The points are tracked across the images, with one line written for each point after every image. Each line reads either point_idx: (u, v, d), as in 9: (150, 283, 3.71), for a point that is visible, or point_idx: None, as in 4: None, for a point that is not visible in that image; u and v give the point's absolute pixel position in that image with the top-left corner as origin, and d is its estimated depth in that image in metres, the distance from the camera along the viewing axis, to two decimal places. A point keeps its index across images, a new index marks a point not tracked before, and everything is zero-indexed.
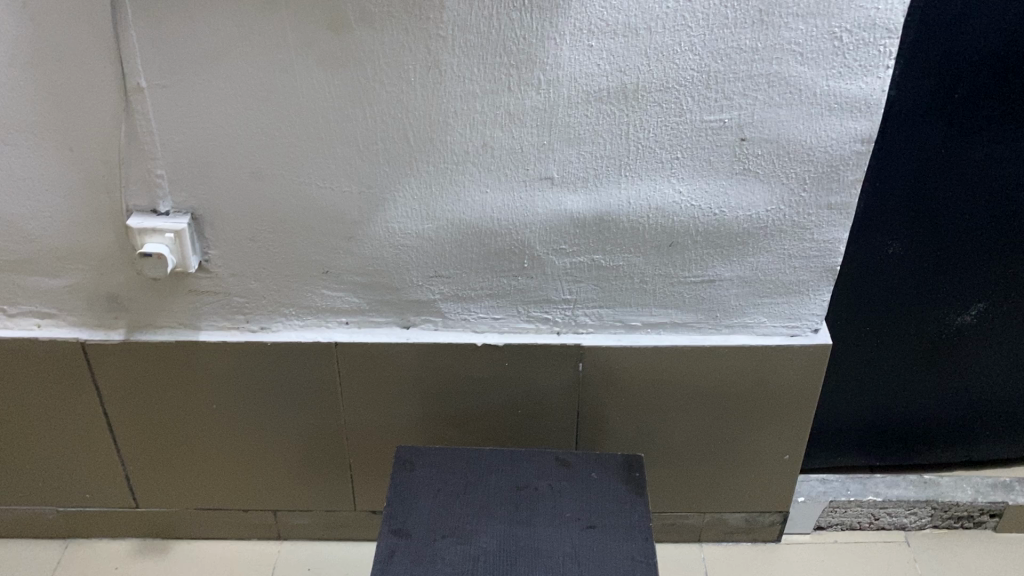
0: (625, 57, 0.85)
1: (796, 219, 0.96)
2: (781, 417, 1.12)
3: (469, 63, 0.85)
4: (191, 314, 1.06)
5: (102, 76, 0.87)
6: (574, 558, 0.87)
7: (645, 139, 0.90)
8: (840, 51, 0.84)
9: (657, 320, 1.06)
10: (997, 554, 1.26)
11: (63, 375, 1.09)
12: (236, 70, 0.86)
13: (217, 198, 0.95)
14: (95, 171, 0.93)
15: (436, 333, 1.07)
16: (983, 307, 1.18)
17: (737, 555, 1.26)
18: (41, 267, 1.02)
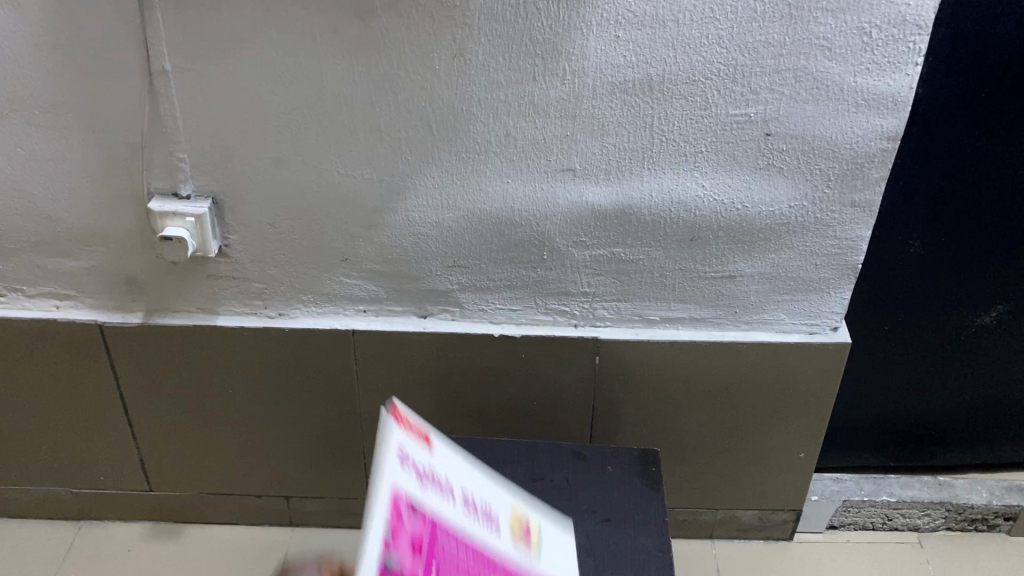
0: (651, 49, 0.84)
1: (819, 216, 0.95)
2: (797, 415, 1.12)
3: (494, 52, 0.85)
4: (210, 299, 1.06)
5: (126, 58, 0.87)
6: (589, 551, 0.87)
7: (669, 133, 0.90)
8: (868, 46, 0.83)
9: (675, 315, 1.05)
10: (1010, 558, 1.26)
11: (81, 357, 1.10)
12: (261, 55, 0.86)
13: (238, 182, 0.95)
14: (117, 154, 0.93)
15: (453, 323, 1.07)
16: (1003, 309, 1.18)
17: (749, 553, 1.26)
18: (61, 249, 1.02)
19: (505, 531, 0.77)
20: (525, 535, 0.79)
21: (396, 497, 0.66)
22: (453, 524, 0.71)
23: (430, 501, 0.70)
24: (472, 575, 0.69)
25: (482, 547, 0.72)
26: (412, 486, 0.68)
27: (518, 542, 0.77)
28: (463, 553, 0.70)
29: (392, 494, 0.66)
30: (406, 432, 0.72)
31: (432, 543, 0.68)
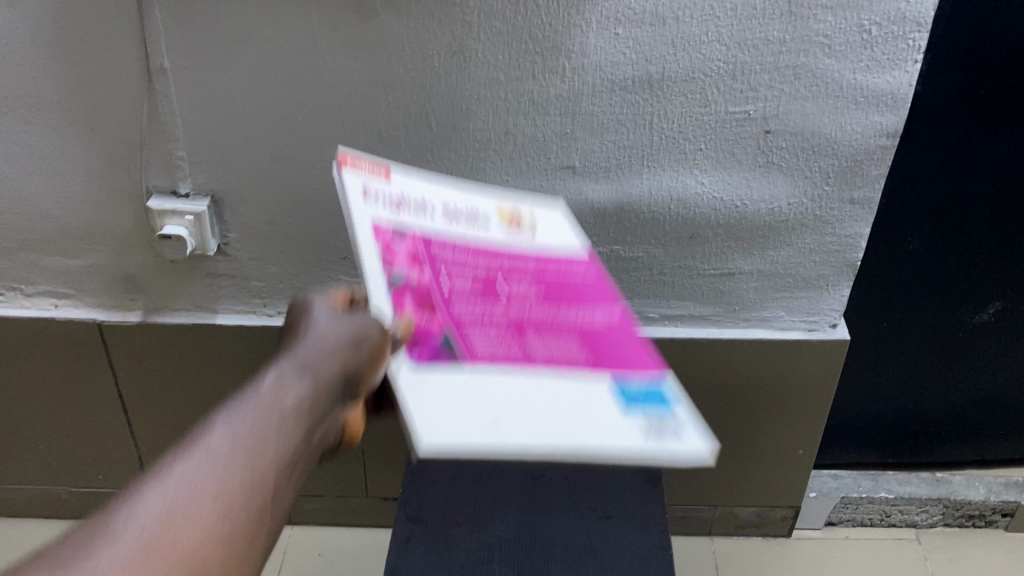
0: (651, 47, 0.84)
1: (818, 213, 0.95)
2: (796, 411, 1.12)
3: (494, 49, 0.85)
4: (208, 297, 1.05)
5: (126, 55, 0.86)
6: (589, 548, 0.87)
7: (669, 130, 0.90)
8: (868, 44, 0.83)
9: (675, 312, 1.05)
10: (1008, 554, 1.26)
11: (79, 355, 1.09)
12: (260, 52, 0.86)
13: (238, 180, 0.95)
14: (115, 152, 0.93)
15: None
16: (1001, 306, 1.18)
17: (747, 550, 1.26)
18: (59, 247, 1.01)
19: (496, 219, 0.80)
20: (516, 217, 0.82)
21: (379, 223, 0.67)
22: (442, 238, 0.73)
23: (409, 219, 0.71)
24: (478, 267, 0.75)
25: (477, 243, 0.76)
26: (388, 211, 0.70)
27: (511, 225, 0.80)
28: (461, 254, 0.74)
29: (373, 221, 0.67)
30: (360, 172, 0.71)
31: (427, 253, 0.71)
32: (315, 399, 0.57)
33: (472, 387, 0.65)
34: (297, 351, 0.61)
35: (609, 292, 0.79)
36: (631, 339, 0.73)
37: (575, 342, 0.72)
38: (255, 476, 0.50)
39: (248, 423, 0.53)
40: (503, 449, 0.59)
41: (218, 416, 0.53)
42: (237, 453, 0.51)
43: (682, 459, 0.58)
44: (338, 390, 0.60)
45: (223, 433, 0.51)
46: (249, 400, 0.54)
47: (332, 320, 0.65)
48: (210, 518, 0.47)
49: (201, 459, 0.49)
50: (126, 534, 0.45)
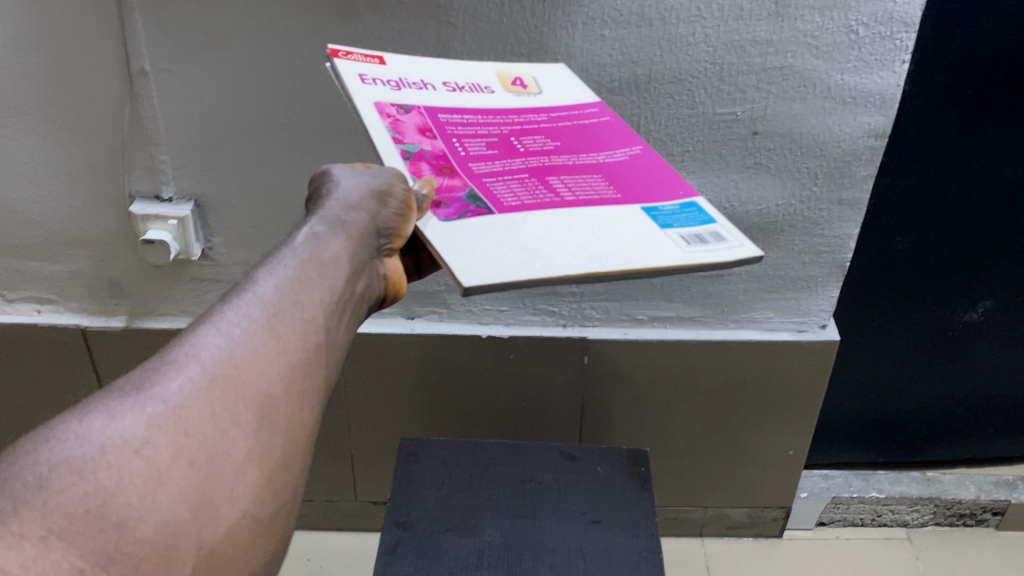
0: (638, 48, 0.83)
1: (807, 214, 0.95)
2: (786, 412, 1.12)
3: (480, 51, 0.84)
4: (193, 302, 1.04)
5: (106, 59, 0.85)
6: (579, 553, 0.86)
7: (657, 132, 0.89)
8: (856, 44, 0.83)
9: (664, 314, 1.05)
10: (999, 553, 1.26)
11: (63, 360, 1.08)
12: (243, 55, 0.85)
13: (221, 184, 0.94)
14: (97, 156, 0.92)
15: (440, 324, 1.06)
16: (991, 305, 1.18)
17: (738, 550, 1.26)
18: (41, 253, 1.00)
19: (496, 86, 0.69)
20: (518, 82, 0.70)
21: (380, 104, 0.60)
22: (450, 108, 0.64)
23: (413, 97, 0.63)
24: (489, 128, 0.63)
25: (482, 108, 0.65)
26: (390, 93, 0.62)
27: (513, 90, 0.69)
28: (468, 117, 0.64)
29: (374, 103, 0.59)
30: (353, 61, 0.64)
31: (437, 122, 0.61)
32: (353, 250, 0.54)
33: (506, 223, 0.53)
34: (330, 203, 0.57)
35: (628, 135, 0.66)
36: (662, 175, 0.61)
37: (602, 179, 0.60)
38: (308, 323, 0.47)
39: (292, 272, 0.49)
40: (549, 272, 0.49)
41: (260, 268, 0.49)
42: (287, 301, 0.47)
43: (733, 260, 0.52)
44: (377, 241, 0.57)
45: (270, 282, 0.47)
46: (290, 251, 0.50)
47: (363, 172, 0.60)
48: (271, 359, 0.44)
49: (251, 307, 0.45)
50: (188, 375, 0.41)
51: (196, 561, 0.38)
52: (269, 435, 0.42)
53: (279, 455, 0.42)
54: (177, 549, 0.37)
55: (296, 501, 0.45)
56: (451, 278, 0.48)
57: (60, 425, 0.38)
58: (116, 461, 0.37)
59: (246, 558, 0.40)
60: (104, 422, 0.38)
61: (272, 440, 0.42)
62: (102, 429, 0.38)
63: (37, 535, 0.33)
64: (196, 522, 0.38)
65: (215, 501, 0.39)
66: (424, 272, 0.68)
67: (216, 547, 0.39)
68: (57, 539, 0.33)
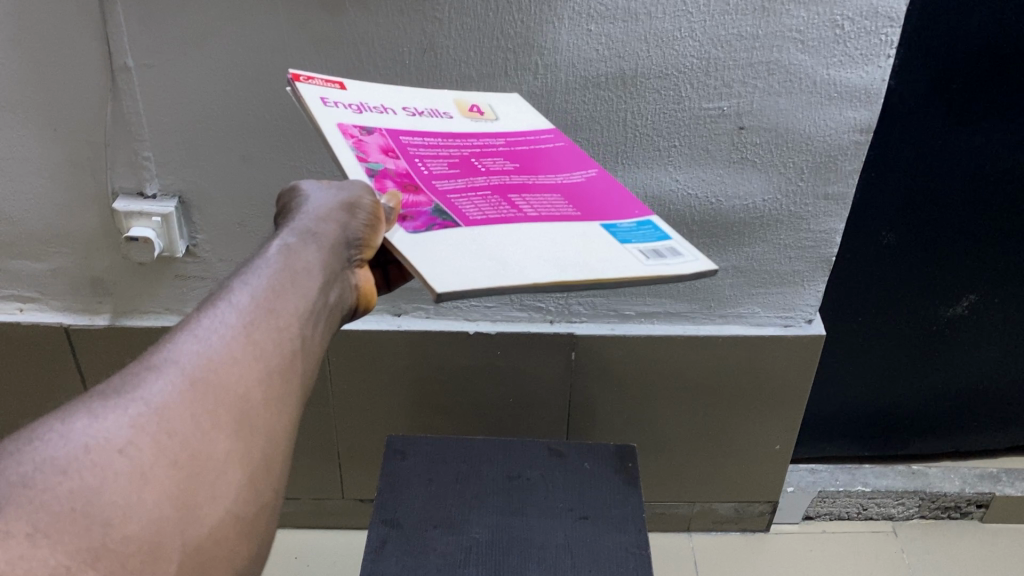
0: (625, 42, 0.83)
1: (792, 209, 0.95)
2: (773, 408, 1.12)
3: (466, 46, 0.84)
4: (179, 300, 1.03)
5: (88, 54, 0.84)
6: (567, 549, 0.86)
7: (644, 127, 0.89)
8: (840, 39, 0.83)
9: (651, 310, 1.05)
10: (983, 545, 1.27)
11: (47, 359, 1.07)
12: (227, 51, 0.84)
13: (205, 181, 0.93)
14: (80, 153, 0.91)
15: (427, 321, 1.06)
16: (975, 300, 1.19)
17: (726, 546, 1.26)
18: (23, 250, 0.99)
19: (454, 112, 0.69)
20: (475, 108, 0.71)
21: (343, 126, 0.60)
22: (411, 132, 0.64)
23: (375, 120, 0.63)
24: (450, 150, 0.63)
25: (441, 131, 0.66)
26: (351, 115, 0.62)
27: (471, 116, 0.69)
28: (429, 140, 0.64)
29: (337, 125, 0.59)
30: (315, 85, 0.63)
31: (398, 144, 0.62)
32: (327, 260, 0.52)
33: (473, 237, 0.53)
34: (297, 218, 0.55)
35: (581, 158, 0.67)
36: (616, 197, 0.62)
37: (560, 198, 0.60)
38: (285, 330, 0.46)
39: (266, 282, 0.47)
40: (519, 280, 0.49)
41: (237, 275, 0.48)
42: (265, 307, 0.46)
43: (692, 273, 0.52)
44: (349, 254, 0.55)
45: (246, 290, 0.47)
46: (267, 259, 0.50)
47: (331, 185, 0.58)
48: (250, 364, 0.43)
49: (229, 311, 0.45)
50: (168, 378, 0.41)
51: (181, 559, 0.37)
52: (249, 438, 0.42)
53: (260, 456, 0.42)
54: (161, 547, 0.36)
55: (279, 502, 0.44)
56: (422, 285, 0.48)
57: (43, 427, 0.38)
58: (99, 464, 0.36)
59: (231, 557, 0.40)
60: (86, 424, 0.37)
61: (253, 443, 0.42)
62: (84, 430, 0.37)
63: (24, 533, 0.33)
64: (178, 521, 0.37)
65: (198, 501, 0.38)
66: (393, 285, 0.67)
67: (200, 545, 0.38)
68: (44, 537, 0.33)
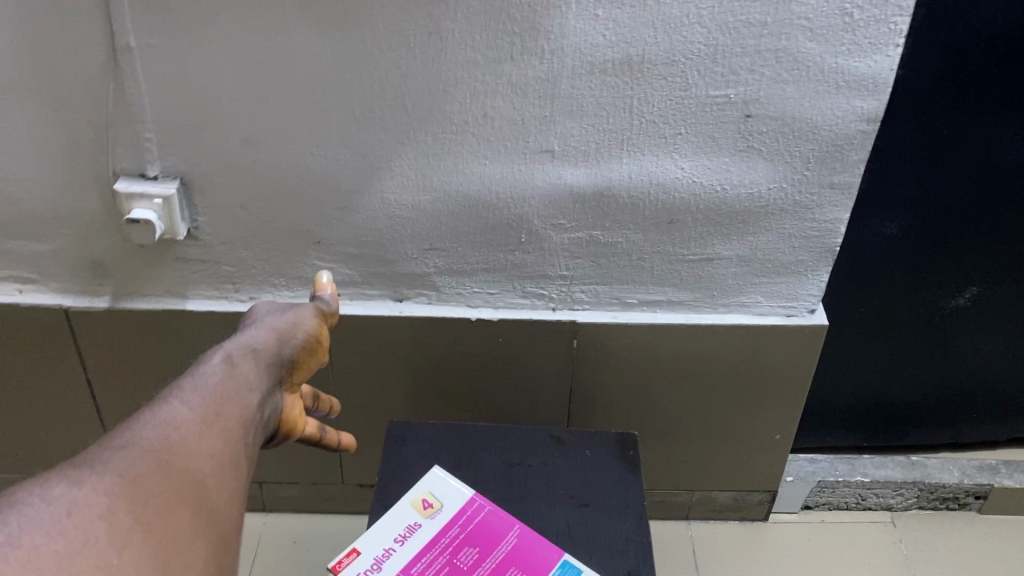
0: (632, 28, 0.83)
1: (797, 198, 0.95)
2: (773, 398, 1.12)
3: (471, 30, 0.83)
4: (180, 282, 1.03)
5: (90, 34, 0.83)
6: (567, 536, 0.87)
7: (649, 114, 0.88)
8: (850, 28, 0.82)
9: (653, 298, 1.04)
10: (980, 536, 1.27)
11: (46, 340, 1.07)
12: (230, 31, 0.83)
13: (207, 164, 0.93)
14: (81, 134, 0.90)
15: (429, 306, 1.06)
16: (978, 291, 1.18)
17: (725, 534, 1.27)
18: (23, 231, 0.98)
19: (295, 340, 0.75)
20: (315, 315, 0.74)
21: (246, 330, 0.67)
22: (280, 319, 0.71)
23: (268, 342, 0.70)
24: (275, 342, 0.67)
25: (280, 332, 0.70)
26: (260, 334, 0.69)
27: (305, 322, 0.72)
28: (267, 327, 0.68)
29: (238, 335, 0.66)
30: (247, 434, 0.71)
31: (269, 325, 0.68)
32: (264, 373, 0.62)
33: None
34: (252, 325, 0.69)
35: (508, 519, 0.88)
36: (540, 540, 0.86)
37: (517, 570, 0.82)
38: (230, 423, 0.54)
39: (212, 383, 0.56)
40: None
41: (177, 384, 0.55)
42: (212, 407, 0.53)
43: None
44: (275, 374, 0.64)
45: (193, 391, 0.54)
46: (207, 371, 0.57)
47: (273, 308, 0.73)
48: (205, 444, 0.50)
49: (181, 407, 0.52)
50: (134, 454, 0.47)
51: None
52: (224, 483, 0.50)
53: (221, 518, 0.48)
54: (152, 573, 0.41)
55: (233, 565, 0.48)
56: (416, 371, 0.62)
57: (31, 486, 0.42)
58: (86, 522, 0.41)
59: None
60: (64, 491, 0.42)
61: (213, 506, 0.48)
62: (64, 494, 0.42)
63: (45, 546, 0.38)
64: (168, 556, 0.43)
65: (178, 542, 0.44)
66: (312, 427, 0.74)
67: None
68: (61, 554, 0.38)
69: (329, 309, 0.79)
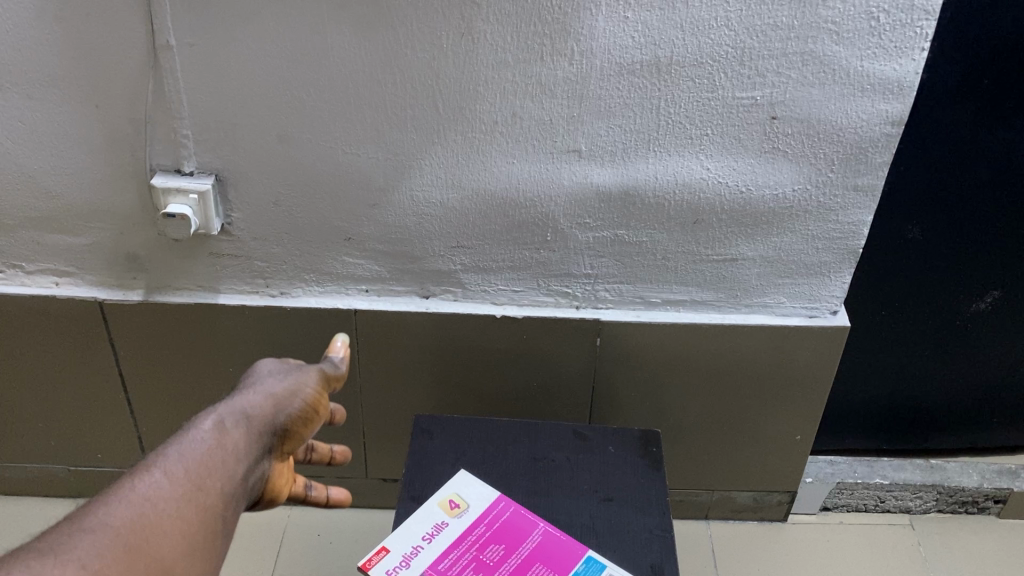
0: (660, 30, 0.84)
1: (822, 200, 0.96)
2: (794, 398, 1.13)
3: (503, 31, 0.85)
4: (212, 276, 1.05)
5: (132, 32, 0.86)
6: (591, 529, 0.88)
7: (676, 115, 0.90)
8: (875, 31, 0.84)
9: (676, 297, 1.06)
10: (999, 540, 1.28)
11: (80, 333, 1.09)
12: (267, 31, 0.85)
13: (242, 161, 0.95)
14: (120, 130, 0.92)
15: (456, 303, 1.07)
16: (999, 296, 1.19)
17: (744, 534, 1.28)
18: (61, 225, 1.01)
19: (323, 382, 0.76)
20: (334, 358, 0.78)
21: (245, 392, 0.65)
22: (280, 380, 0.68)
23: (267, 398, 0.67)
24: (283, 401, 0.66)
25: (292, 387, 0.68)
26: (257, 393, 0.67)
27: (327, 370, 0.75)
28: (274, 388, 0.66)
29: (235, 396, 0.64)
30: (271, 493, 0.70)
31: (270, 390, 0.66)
32: (255, 440, 0.61)
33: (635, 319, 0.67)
34: (248, 387, 0.66)
35: (532, 518, 0.89)
36: (565, 539, 0.87)
37: (541, 566, 0.83)
38: (211, 504, 0.54)
39: (199, 453, 0.55)
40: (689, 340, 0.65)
41: (162, 451, 0.55)
42: (190, 482, 0.53)
43: None
44: (265, 441, 0.62)
45: (178, 463, 0.54)
46: (194, 438, 0.57)
47: (273, 369, 0.70)
48: (179, 533, 0.51)
49: (159, 481, 0.52)
50: (105, 538, 0.48)
51: None
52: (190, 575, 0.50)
53: None
54: None
55: None
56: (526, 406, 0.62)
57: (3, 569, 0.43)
58: None
59: None
60: None
61: None
62: None
63: None
64: None
65: None
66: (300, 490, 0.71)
67: None
68: None
69: (335, 373, 0.75)
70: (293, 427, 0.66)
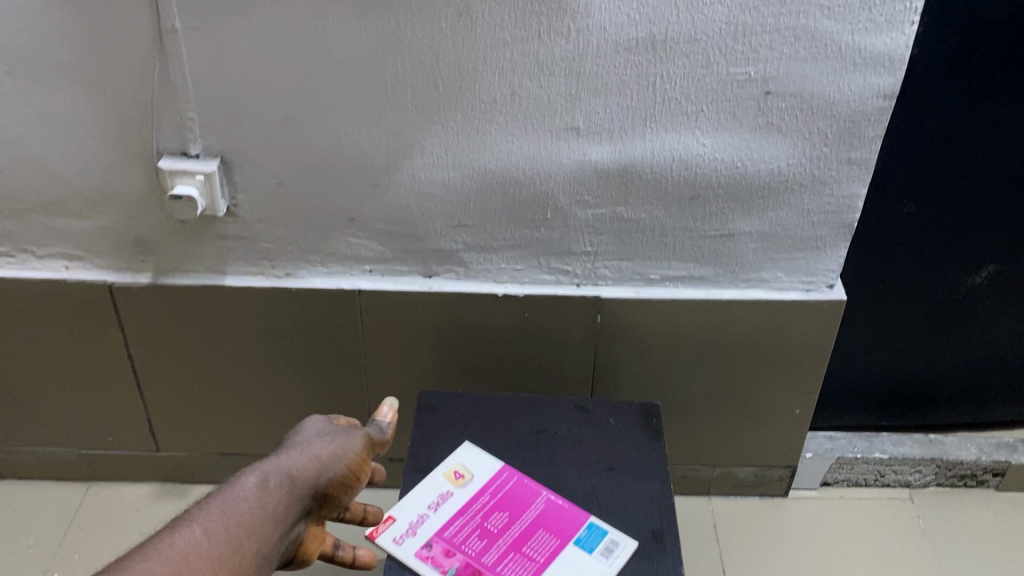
0: (655, 7, 0.86)
1: (817, 173, 0.97)
2: (792, 373, 1.15)
3: (501, 10, 0.87)
4: (219, 258, 1.07)
5: (138, 17, 0.88)
6: (593, 497, 0.90)
7: (672, 91, 0.91)
8: (866, 5, 0.85)
9: (675, 273, 1.08)
10: (997, 512, 1.29)
11: (90, 316, 1.11)
12: (270, 14, 0.87)
13: (247, 142, 0.97)
14: (128, 113, 0.94)
15: (458, 282, 1.09)
16: (995, 270, 1.20)
17: (745, 509, 1.30)
18: (70, 209, 1.03)
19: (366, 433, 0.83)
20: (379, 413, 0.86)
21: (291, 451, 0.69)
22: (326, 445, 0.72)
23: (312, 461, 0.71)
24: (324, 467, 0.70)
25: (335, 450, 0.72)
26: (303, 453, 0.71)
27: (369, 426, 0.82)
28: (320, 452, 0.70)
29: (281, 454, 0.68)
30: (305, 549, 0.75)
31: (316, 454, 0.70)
32: (293, 500, 0.65)
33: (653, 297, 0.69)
34: (297, 445, 0.70)
35: (534, 486, 0.91)
36: (567, 506, 0.88)
37: (543, 532, 0.85)
38: (243, 561, 0.58)
39: (239, 509, 0.60)
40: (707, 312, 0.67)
41: (205, 503, 0.60)
42: (227, 540, 0.58)
43: None
44: (304, 501, 0.67)
45: (218, 519, 0.59)
46: (237, 494, 0.61)
47: (322, 429, 0.74)
48: None
49: (198, 537, 0.57)
50: None
51: None
52: None
53: None
54: None
55: None
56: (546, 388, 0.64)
57: None
58: None
59: None
60: None
61: None
62: None
63: None
64: None
65: None
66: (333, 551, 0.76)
67: None
68: None
69: (380, 437, 0.79)
70: (333, 490, 0.70)
